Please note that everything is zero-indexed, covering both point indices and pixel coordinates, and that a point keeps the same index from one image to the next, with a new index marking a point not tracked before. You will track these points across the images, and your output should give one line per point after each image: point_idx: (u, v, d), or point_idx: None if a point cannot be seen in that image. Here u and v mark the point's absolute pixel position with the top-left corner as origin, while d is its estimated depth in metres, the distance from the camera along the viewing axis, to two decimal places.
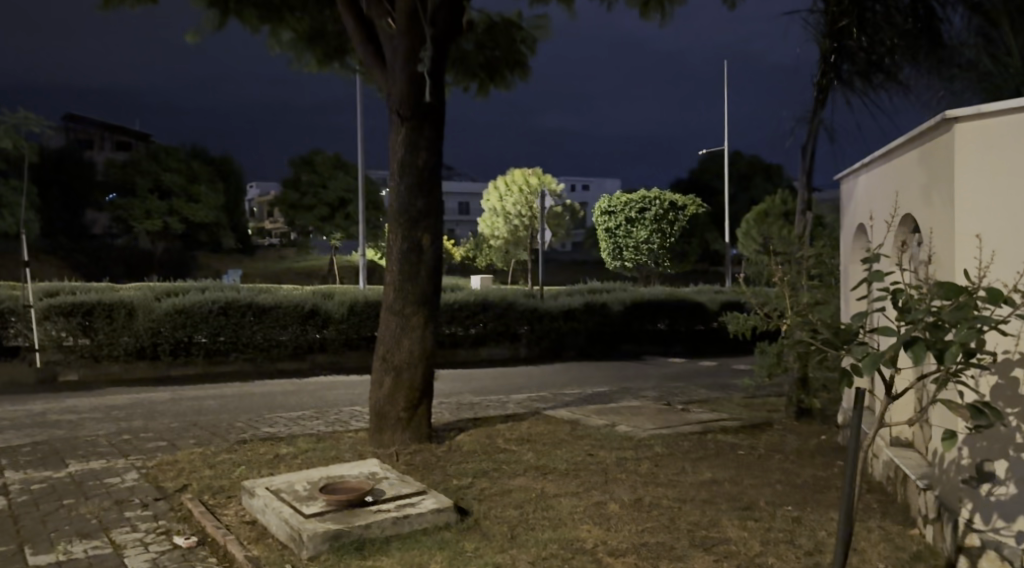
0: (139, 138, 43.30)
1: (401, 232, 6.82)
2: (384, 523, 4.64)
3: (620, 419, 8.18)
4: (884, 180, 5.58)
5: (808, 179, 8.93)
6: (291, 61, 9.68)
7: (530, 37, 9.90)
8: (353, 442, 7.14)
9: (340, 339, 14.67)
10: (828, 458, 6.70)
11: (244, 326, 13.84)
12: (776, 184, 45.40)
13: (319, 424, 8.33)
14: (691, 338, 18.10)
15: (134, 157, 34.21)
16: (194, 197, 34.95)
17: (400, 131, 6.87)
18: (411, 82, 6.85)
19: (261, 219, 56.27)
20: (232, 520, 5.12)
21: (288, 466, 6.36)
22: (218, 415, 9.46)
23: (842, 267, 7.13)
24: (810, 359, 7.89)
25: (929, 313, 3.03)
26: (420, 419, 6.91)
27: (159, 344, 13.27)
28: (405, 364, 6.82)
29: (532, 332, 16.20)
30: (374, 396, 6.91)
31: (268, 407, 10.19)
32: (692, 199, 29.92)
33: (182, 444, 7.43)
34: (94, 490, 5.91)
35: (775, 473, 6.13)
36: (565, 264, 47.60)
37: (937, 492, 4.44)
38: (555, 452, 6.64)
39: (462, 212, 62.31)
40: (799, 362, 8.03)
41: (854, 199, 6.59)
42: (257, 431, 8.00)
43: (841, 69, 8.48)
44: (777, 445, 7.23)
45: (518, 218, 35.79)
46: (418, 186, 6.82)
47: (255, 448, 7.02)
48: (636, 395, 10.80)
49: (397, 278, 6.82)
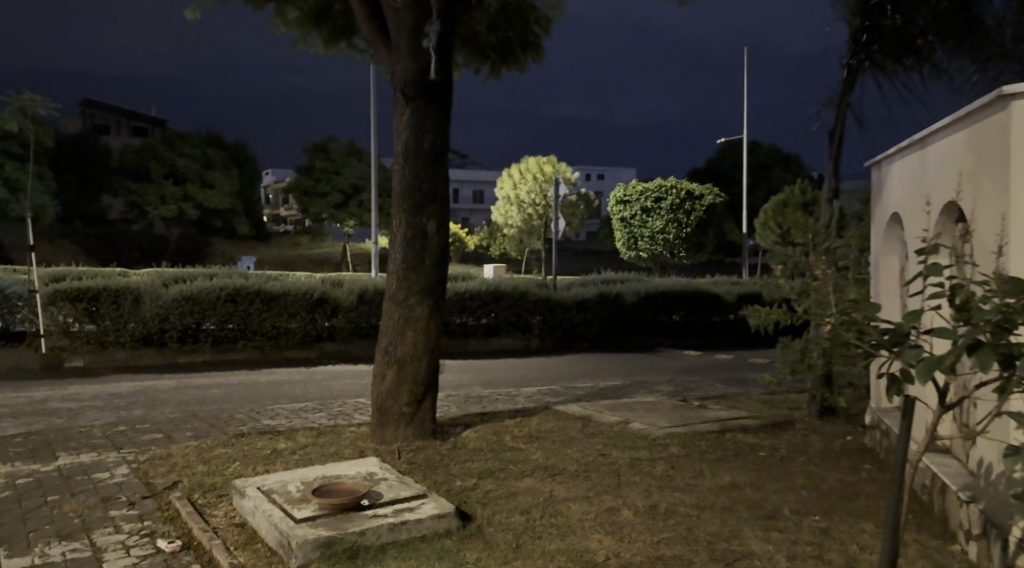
0: (155, 124, 43.19)
1: (405, 218, 6.48)
2: (380, 530, 4.31)
3: (634, 416, 7.83)
4: (927, 166, 5.20)
5: (835, 166, 8.53)
6: (296, 42, 9.34)
7: (546, 17, 9.68)
8: (354, 437, 6.82)
9: (349, 327, 14.37)
10: (855, 461, 6.33)
11: (253, 314, 13.55)
12: (795, 174, 44.78)
13: (321, 416, 8.03)
14: (706, 330, 17.73)
15: (149, 143, 34.10)
16: (208, 182, 34.77)
17: (406, 110, 6.53)
18: (416, 60, 6.50)
19: (274, 206, 56.14)
20: (221, 522, 4.82)
21: (285, 462, 6.05)
22: (220, 405, 9.17)
23: (875, 258, 6.74)
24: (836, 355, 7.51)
25: (995, 311, 2.67)
26: (424, 415, 6.59)
27: (165, 330, 13.01)
28: (409, 357, 6.49)
29: (544, 322, 15.85)
30: (376, 390, 6.59)
31: (272, 397, 9.94)
32: (710, 188, 29.40)
33: (178, 437, 7.14)
34: (80, 486, 5.62)
35: (798, 478, 5.77)
36: (579, 253, 47.22)
37: (983, 505, 4.10)
38: (565, 451, 6.31)
39: (477, 200, 62.06)
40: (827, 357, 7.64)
41: (890, 186, 6.20)
42: (256, 423, 7.70)
43: (872, 50, 7.88)
44: (800, 446, 6.88)
45: (532, 206, 35.52)
46: (423, 170, 6.47)
47: (252, 442, 6.71)
48: (651, 389, 10.44)
49: (401, 268, 6.48)
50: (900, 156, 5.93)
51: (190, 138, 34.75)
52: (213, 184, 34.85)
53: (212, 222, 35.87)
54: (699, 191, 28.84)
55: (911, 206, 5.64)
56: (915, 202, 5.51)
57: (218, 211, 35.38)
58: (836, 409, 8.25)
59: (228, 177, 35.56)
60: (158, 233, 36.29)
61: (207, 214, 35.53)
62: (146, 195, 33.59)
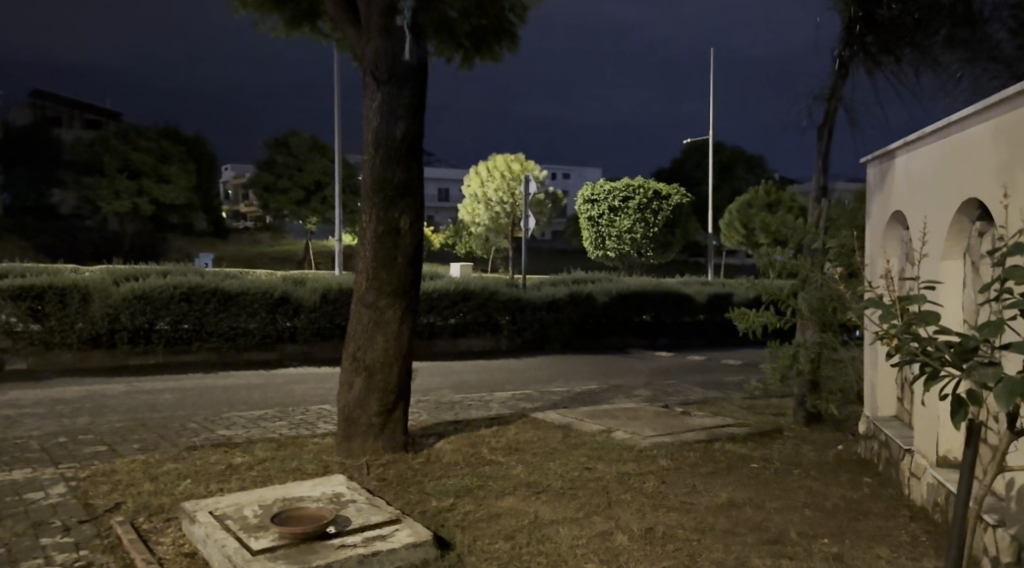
0: (110, 117, 41.96)
1: (375, 212, 5.96)
2: (348, 562, 3.81)
3: (617, 425, 7.40)
4: (947, 162, 4.88)
5: (824, 164, 8.20)
6: (256, 25, 8.76)
7: (520, 5, 9.23)
8: (317, 450, 6.29)
9: (311, 328, 13.79)
10: (854, 475, 5.98)
11: (209, 314, 12.89)
12: (759, 175, 45.00)
13: (282, 426, 7.47)
14: (677, 331, 17.38)
15: (102, 135, 32.90)
16: (165, 177, 33.73)
17: (377, 96, 6.02)
18: (388, 41, 6.02)
19: (234, 202, 54.91)
20: (168, 552, 4.28)
21: (241, 479, 5.51)
22: (172, 413, 8.55)
23: (873, 258, 6.41)
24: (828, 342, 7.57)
25: None
26: (395, 425, 6.10)
27: (116, 331, 12.30)
28: (379, 365, 5.99)
29: (513, 323, 15.42)
30: (343, 398, 6.08)
31: (229, 403, 9.34)
32: (677, 188, 29.34)
33: (123, 450, 6.54)
34: (8, 509, 5.01)
35: (798, 494, 5.39)
36: (545, 253, 46.91)
37: (1015, 530, 3.74)
38: (547, 465, 5.85)
39: (442, 199, 61.51)
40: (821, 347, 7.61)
41: (895, 183, 5.89)
42: (210, 434, 7.12)
43: (866, 42, 7.73)
44: (793, 457, 6.51)
45: (499, 205, 34.99)
46: (397, 160, 5.96)
47: (205, 456, 6.15)
48: (628, 394, 10.03)
49: (370, 267, 5.96)
50: (906, 151, 5.65)
51: (146, 131, 33.73)
52: (170, 179, 33.82)
53: (170, 218, 34.82)
54: (666, 191, 28.66)
55: (920, 202, 5.35)
56: (926, 198, 5.24)
57: (176, 206, 34.36)
58: (823, 416, 7.92)
59: (185, 171, 34.52)
60: (112, 229, 35.11)
61: (164, 210, 34.48)
62: (100, 191, 32.47)
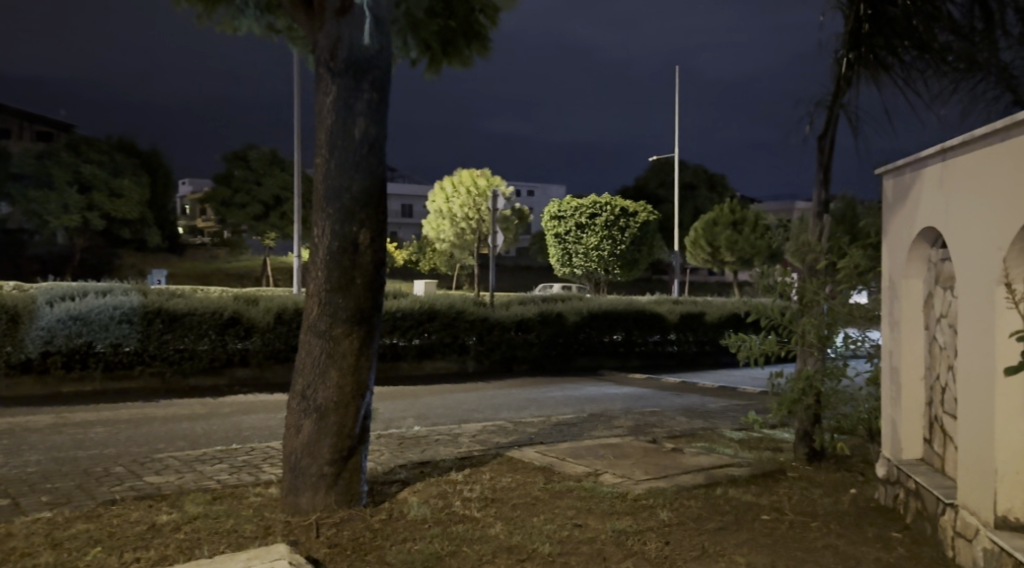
0: (62, 129, 40.49)
1: (329, 227, 5.09)
2: None
3: (604, 466, 6.57)
4: (1008, 172, 4.13)
5: (824, 176, 7.52)
6: (199, 18, 7.84)
7: (492, 5, 8.36)
8: (259, 505, 5.38)
9: (264, 351, 12.79)
10: (879, 529, 5.23)
11: (153, 335, 11.84)
12: (721, 192, 45.03)
13: (220, 471, 6.51)
14: (648, 352, 16.60)
15: (51, 147, 31.49)
16: (116, 191, 32.42)
17: (331, 90, 5.19)
18: (344, 27, 5.21)
19: (192, 217, 53.39)
20: None
21: (164, 545, 4.58)
22: (100, 452, 7.53)
23: (895, 277, 5.67)
24: (829, 374, 6.86)
25: None
26: (351, 476, 5.20)
27: (50, 354, 11.21)
28: (331, 406, 5.09)
29: (481, 344, 14.56)
30: (290, 444, 5.17)
31: (168, 439, 8.32)
32: (643, 206, 28.82)
33: (28, 505, 5.53)
34: None
35: (824, 557, 4.61)
36: (510, 271, 46.26)
37: None
38: (529, 521, 5.01)
39: (405, 214, 60.69)
40: (823, 381, 6.85)
41: (926, 194, 5.16)
42: (135, 482, 6.13)
43: (872, 43, 7.03)
44: (805, 506, 5.74)
45: (464, 221, 34.14)
46: (356, 166, 5.12)
47: (124, 513, 5.19)
48: (609, 425, 9.22)
49: (323, 291, 5.08)
50: (942, 159, 4.92)
51: (97, 142, 32.41)
52: (122, 193, 32.51)
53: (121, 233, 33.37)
54: (633, 208, 28.14)
55: (960, 217, 4.64)
56: (969, 214, 4.52)
57: (128, 220, 32.98)
58: (826, 454, 7.18)
59: (139, 185, 33.22)
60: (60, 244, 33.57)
61: (115, 225, 33.05)
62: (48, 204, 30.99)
